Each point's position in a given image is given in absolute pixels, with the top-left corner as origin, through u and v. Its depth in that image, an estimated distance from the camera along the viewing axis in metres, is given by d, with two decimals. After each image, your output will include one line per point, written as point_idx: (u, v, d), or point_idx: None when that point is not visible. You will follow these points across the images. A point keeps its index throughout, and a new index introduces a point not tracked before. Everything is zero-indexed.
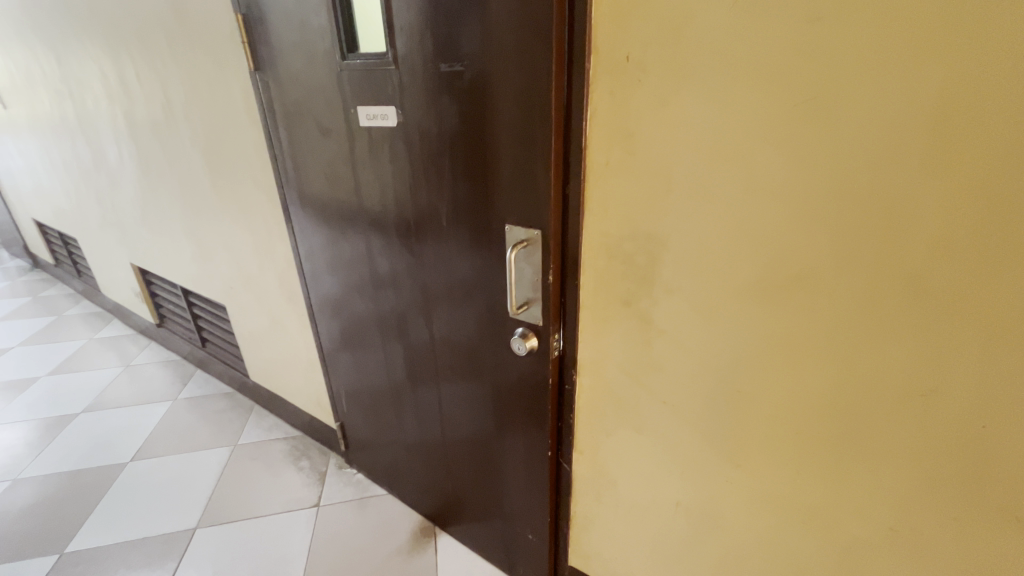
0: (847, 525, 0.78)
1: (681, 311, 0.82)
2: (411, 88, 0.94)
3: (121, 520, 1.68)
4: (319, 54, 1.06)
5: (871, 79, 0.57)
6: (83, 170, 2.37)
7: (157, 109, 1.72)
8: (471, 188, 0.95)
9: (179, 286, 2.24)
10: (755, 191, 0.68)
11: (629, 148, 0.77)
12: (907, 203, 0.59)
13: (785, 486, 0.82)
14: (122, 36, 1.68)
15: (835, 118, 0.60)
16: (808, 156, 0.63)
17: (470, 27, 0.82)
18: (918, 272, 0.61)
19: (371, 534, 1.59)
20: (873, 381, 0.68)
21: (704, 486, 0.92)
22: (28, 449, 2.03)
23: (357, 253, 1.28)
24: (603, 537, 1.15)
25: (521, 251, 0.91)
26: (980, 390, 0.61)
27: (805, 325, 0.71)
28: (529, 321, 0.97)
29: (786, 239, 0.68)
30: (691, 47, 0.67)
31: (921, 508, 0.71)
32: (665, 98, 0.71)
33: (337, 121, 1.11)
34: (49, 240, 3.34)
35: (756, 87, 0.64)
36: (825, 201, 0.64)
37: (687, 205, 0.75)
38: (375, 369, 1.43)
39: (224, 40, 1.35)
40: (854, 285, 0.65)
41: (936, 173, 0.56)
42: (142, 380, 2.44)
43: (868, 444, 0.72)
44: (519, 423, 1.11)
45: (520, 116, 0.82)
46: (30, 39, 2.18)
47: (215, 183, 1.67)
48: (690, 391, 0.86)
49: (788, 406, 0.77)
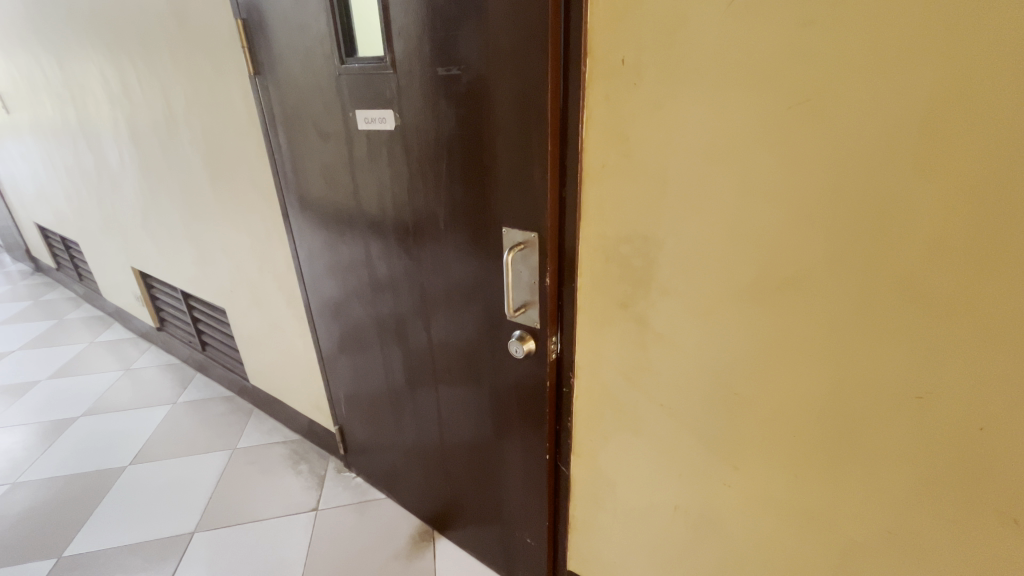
0: (845, 528, 0.78)
1: (677, 313, 0.82)
2: (409, 91, 0.95)
3: (119, 523, 1.68)
4: (319, 58, 1.07)
5: (863, 79, 0.57)
6: (84, 173, 2.38)
7: (158, 113, 1.73)
8: (469, 190, 0.95)
9: (180, 290, 2.24)
10: (750, 195, 0.69)
11: (625, 150, 0.77)
12: (902, 205, 0.59)
13: (783, 489, 0.81)
14: (124, 42, 1.69)
15: (829, 121, 0.60)
16: (802, 158, 0.63)
17: (467, 31, 0.82)
18: (913, 273, 0.60)
19: (370, 538, 1.58)
20: (869, 382, 0.68)
21: (701, 488, 0.91)
22: (29, 452, 2.03)
23: (355, 256, 1.28)
24: (601, 541, 1.14)
25: (517, 254, 0.92)
26: (976, 392, 0.61)
27: (801, 327, 0.71)
28: (526, 324, 0.97)
29: (782, 242, 0.68)
30: (684, 51, 0.67)
31: (918, 510, 0.70)
32: (660, 101, 0.71)
33: (336, 125, 1.12)
34: (51, 244, 3.35)
35: (750, 88, 0.64)
36: (819, 202, 0.64)
37: (682, 208, 0.75)
38: (375, 373, 1.43)
39: (224, 45, 1.36)
40: (849, 285, 0.65)
41: (929, 173, 0.57)
42: (143, 383, 2.44)
43: (864, 446, 0.71)
44: (517, 426, 1.11)
45: (516, 119, 0.82)
46: (33, 45, 2.20)
47: (216, 188, 1.68)
48: (687, 393, 0.86)
49: (786, 409, 0.76)
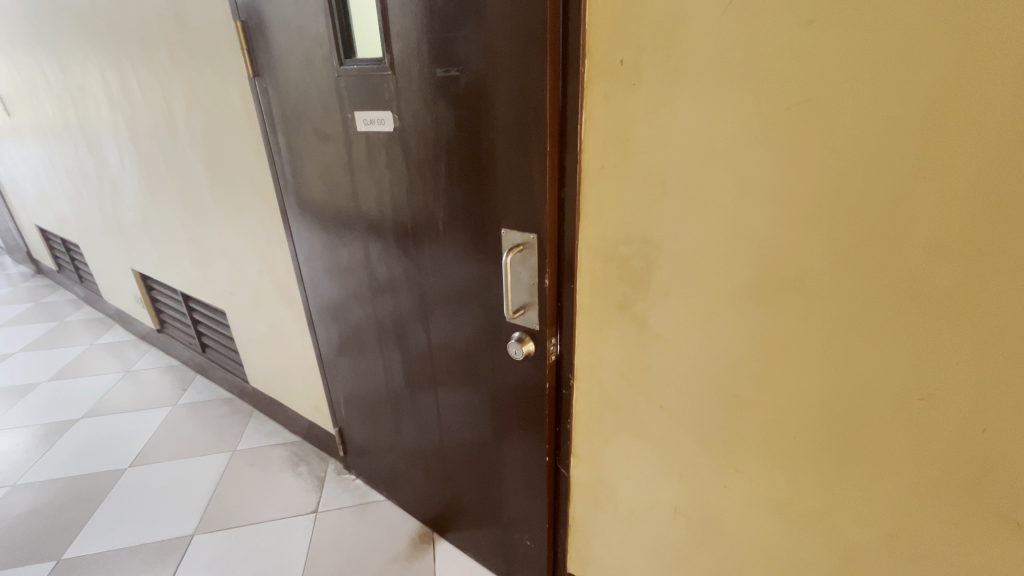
0: (847, 531, 0.77)
1: (677, 315, 0.82)
2: (407, 92, 0.95)
3: (118, 526, 1.67)
4: (317, 59, 1.07)
5: (865, 77, 0.56)
6: (84, 175, 2.38)
7: (158, 114, 1.73)
8: (467, 191, 0.95)
9: (180, 292, 2.24)
10: (749, 196, 0.68)
11: (625, 151, 0.77)
12: (902, 207, 0.59)
13: (783, 492, 0.81)
14: (125, 45, 1.70)
15: (829, 121, 0.60)
16: (801, 158, 0.63)
17: (466, 31, 0.82)
18: (915, 274, 0.60)
19: (369, 541, 1.57)
20: (870, 384, 0.67)
21: (702, 491, 0.91)
22: (29, 454, 2.03)
23: (354, 258, 1.28)
24: (601, 544, 1.14)
25: (516, 255, 0.91)
26: (977, 393, 0.60)
27: (802, 328, 0.70)
28: (525, 325, 0.97)
29: (782, 243, 0.68)
30: (683, 51, 0.67)
31: (921, 513, 0.70)
32: (659, 102, 0.71)
33: (335, 127, 1.12)
34: (52, 247, 3.36)
35: (749, 87, 0.64)
36: (818, 203, 0.64)
37: (681, 210, 0.75)
38: (375, 375, 1.42)
39: (224, 47, 1.36)
40: (851, 286, 0.65)
41: (929, 172, 0.56)
42: (142, 385, 2.44)
43: (866, 448, 0.71)
44: (517, 428, 1.11)
45: (516, 120, 0.82)
46: (34, 48, 2.20)
47: (216, 190, 1.68)
48: (687, 395, 0.86)
49: (786, 412, 0.76)
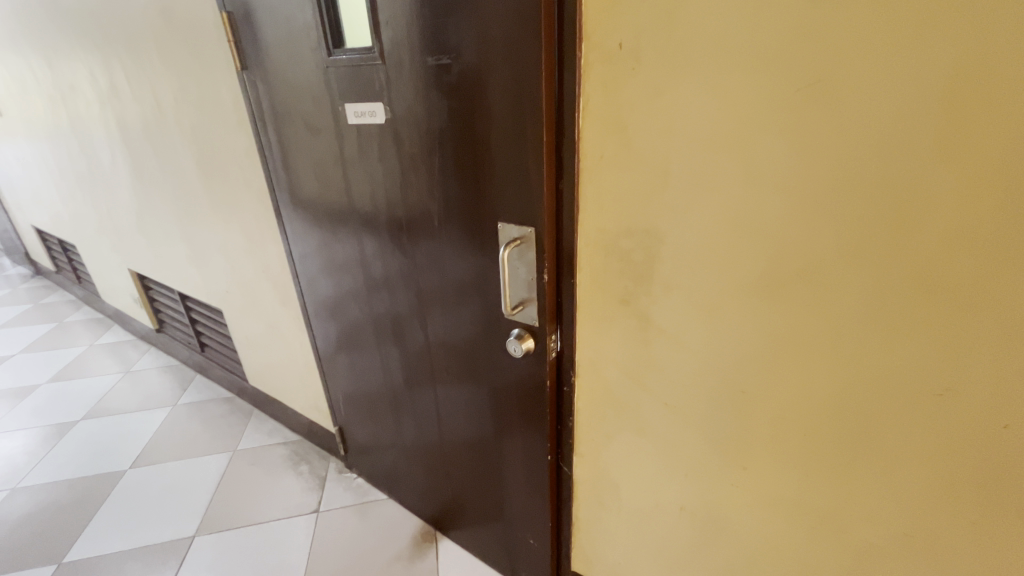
0: (860, 529, 0.75)
1: (680, 309, 0.79)
2: (399, 82, 0.91)
3: (119, 528, 1.66)
4: (306, 50, 1.04)
5: (880, 57, 0.53)
6: (77, 174, 2.35)
7: (148, 110, 1.70)
8: (462, 184, 0.92)
9: (176, 292, 2.22)
10: (758, 186, 0.65)
11: (625, 140, 0.74)
12: (919, 195, 0.55)
13: (791, 489, 0.79)
14: (114, 41, 1.66)
15: (841, 105, 0.57)
16: (812, 142, 0.60)
17: (457, 17, 0.79)
18: (932, 266, 0.57)
19: (372, 540, 1.56)
20: (884, 379, 0.65)
21: (709, 489, 0.89)
22: (30, 456, 2.02)
23: (350, 255, 1.25)
24: (606, 541, 1.12)
25: (514, 250, 0.88)
26: (998, 388, 0.57)
27: (811, 322, 0.68)
28: (524, 322, 0.94)
29: (792, 233, 0.65)
30: (685, 34, 0.63)
31: (936, 512, 0.67)
32: (660, 87, 0.68)
33: (326, 120, 1.09)
34: (49, 247, 3.33)
35: (755, 68, 0.60)
36: (829, 190, 0.60)
37: (685, 200, 0.72)
38: (373, 372, 1.40)
39: (211, 40, 1.32)
40: (865, 278, 0.62)
41: (949, 157, 0.53)
42: (143, 385, 2.43)
43: (880, 444, 0.68)
44: (518, 426, 1.09)
45: (511, 107, 0.79)
46: (21, 46, 2.16)
47: (209, 188, 1.65)
48: (693, 392, 0.83)
49: (794, 408, 0.74)
